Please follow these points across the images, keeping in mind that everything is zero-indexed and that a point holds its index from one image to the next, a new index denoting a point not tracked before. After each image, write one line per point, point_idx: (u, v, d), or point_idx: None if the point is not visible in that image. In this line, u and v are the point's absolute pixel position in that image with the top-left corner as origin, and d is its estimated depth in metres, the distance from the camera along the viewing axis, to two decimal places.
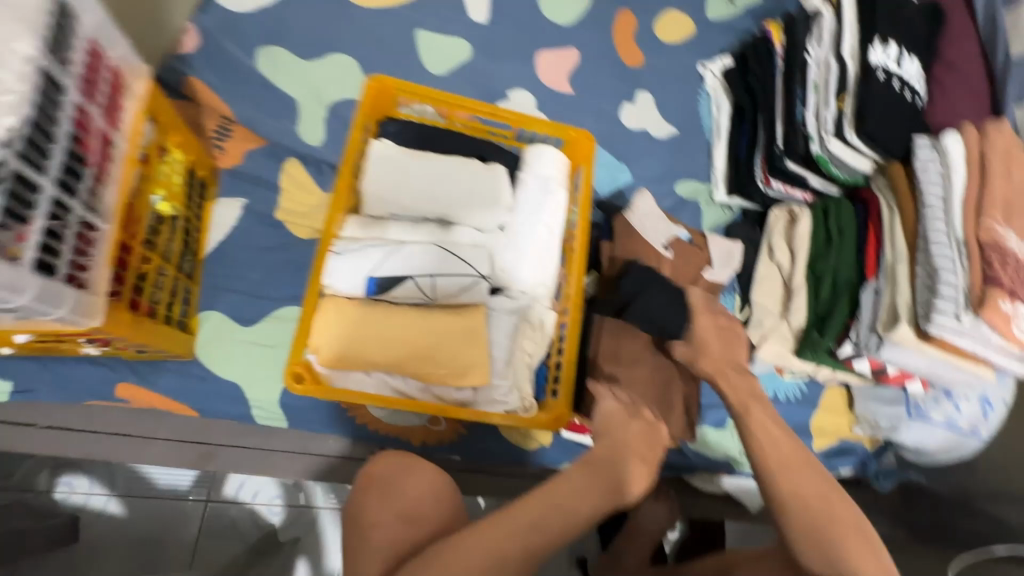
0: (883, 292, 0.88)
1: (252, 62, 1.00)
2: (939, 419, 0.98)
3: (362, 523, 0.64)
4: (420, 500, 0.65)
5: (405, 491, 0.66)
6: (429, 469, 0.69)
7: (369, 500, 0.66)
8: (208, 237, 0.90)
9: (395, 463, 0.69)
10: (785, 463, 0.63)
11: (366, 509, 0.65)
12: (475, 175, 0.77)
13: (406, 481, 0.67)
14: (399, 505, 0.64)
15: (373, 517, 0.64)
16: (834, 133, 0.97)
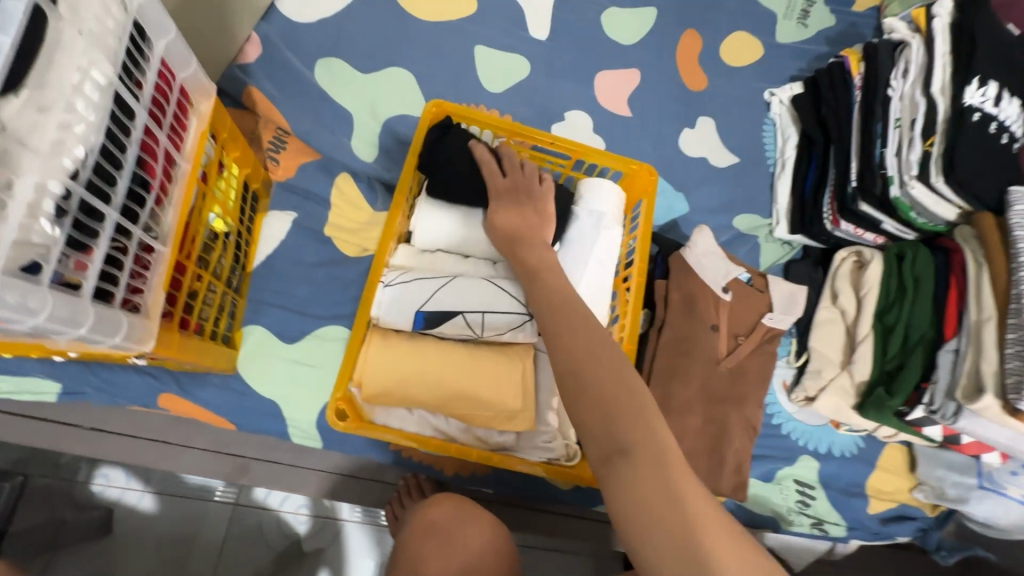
0: (964, 355, 0.81)
1: (311, 74, 0.99)
2: (1016, 493, 0.89)
3: (419, 571, 0.64)
4: (478, 556, 0.64)
5: (464, 542, 0.65)
6: (480, 516, 0.68)
7: (428, 548, 0.65)
8: (257, 250, 0.90)
9: (454, 513, 0.68)
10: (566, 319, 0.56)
11: (421, 556, 0.65)
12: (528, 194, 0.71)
13: (465, 532, 0.66)
14: (458, 560, 0.63)
15: (431, 568, 0.63)
16: (918, 177, 0.89)
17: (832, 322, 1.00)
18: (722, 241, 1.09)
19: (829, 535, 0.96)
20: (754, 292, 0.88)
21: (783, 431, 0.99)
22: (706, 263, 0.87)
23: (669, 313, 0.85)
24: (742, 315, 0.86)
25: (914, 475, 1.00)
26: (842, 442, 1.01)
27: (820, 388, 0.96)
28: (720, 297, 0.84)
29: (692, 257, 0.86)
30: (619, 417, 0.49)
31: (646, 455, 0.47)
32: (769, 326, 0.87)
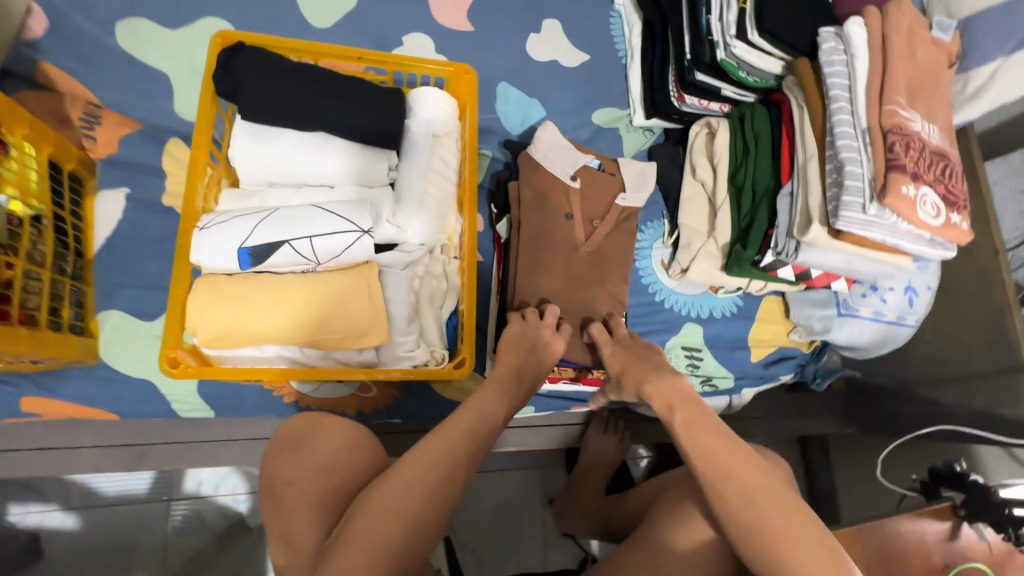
0: (796, 193, 0.86)
1: (112, 38, 0.92)
2: (866, 313, 0.99)
3: (281, 489, 0.60)
4: (335, 454, 0.62)
5: (318, 448, 0.63)
6: (339, 422, 0.66)
7: (278, 463, 0.62)
8: (94, 234, 0.85)
9: (300, 423, 0.66)
10: (725, 467, 0.54)
11: (278, 475, 0.61)
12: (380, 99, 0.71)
13: (317, 440, 0.64)
14: (308, 462, 0.61)
15: (290, 476, 0.61)
16: (736, 36, 0.91)
17: (695, 195, 1.05)
18: (583, 139, 1.11)
19: (720, 389, 1.04)
20: (606, 176, 0.91)
21: (666, 305, 1.05)
22: (554, 156, 0.89)
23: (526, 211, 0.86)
24: (595, 200, 0.89)
25: (790, 319, 1.08)
26: (721, 304, 1.07)
27: (691, 258, 1.01)
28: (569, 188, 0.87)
29: (540, 151, 0.88)
30: (754, 502, 0.51)
31: (777, 518, 0.50)
32: (624, 206, 0.90)
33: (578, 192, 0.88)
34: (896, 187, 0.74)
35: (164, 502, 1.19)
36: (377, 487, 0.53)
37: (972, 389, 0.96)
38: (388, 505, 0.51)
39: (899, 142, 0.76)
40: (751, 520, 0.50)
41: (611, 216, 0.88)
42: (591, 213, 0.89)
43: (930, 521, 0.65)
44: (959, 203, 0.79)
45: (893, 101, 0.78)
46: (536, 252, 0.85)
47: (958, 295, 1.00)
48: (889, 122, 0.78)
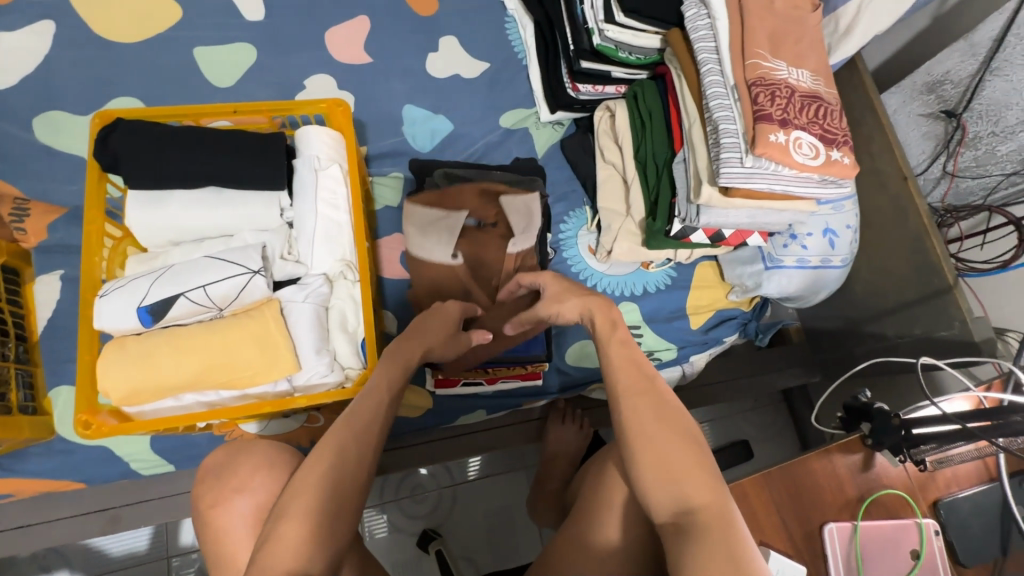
0: (688, 158, 0.88)
1: (30, 134, 0.98)
2: (792, 262, 0.99)
3: (210, 514, 0.64)
4: (252, 474, 0.65)
5: (239, 469, 0.66)
6: (258, 449, 0.69)
7: (202, 491, 0.66)
8: (37, 318, 0.91)
9: (224, 451, 0.69)
10: (654, 424, 0.56)
11: (206, 501, 0.65)
12: (265, 147, 0.76)
13: (239, 462, 0.67)
14: (229, 484, 0.65)
15: (216, 497, 0.65)
16: (606, 20, 0.93)
17: (609, 177, 1.07)
18: (494, 144, 1.14)
19: (665, 361, 1.05)
20: (489, 231, 0.95)
21: (599, 289, 1.06)
22: (430, 239, 0.93)
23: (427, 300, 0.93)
24: (483, 263, 0.95)
25: (726, 281, 1.09)
26: (656, 278, 1.08)
27: (612, 239, 1.03)
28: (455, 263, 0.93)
29: (422, 240, 0.92)
30: (673, 461, 0.54)
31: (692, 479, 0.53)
32: (518, 254, 0.93)
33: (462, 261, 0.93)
34: (764, 136, 0.75)
35: (164, 558, 1.24)
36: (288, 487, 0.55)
37: (910, 317, 0.97)
38: (298, 508, 0.53)
39: (764, 92, 0.78)
40: (670, 471, 0.53)
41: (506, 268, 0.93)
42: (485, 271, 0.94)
43: (841, 455, 0.65)
44: (838, 140, 0.81)
45: (753, 55, 0.80)
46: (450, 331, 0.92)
47: (880, 229, 1.00)
48: (752, 75, 0.80)
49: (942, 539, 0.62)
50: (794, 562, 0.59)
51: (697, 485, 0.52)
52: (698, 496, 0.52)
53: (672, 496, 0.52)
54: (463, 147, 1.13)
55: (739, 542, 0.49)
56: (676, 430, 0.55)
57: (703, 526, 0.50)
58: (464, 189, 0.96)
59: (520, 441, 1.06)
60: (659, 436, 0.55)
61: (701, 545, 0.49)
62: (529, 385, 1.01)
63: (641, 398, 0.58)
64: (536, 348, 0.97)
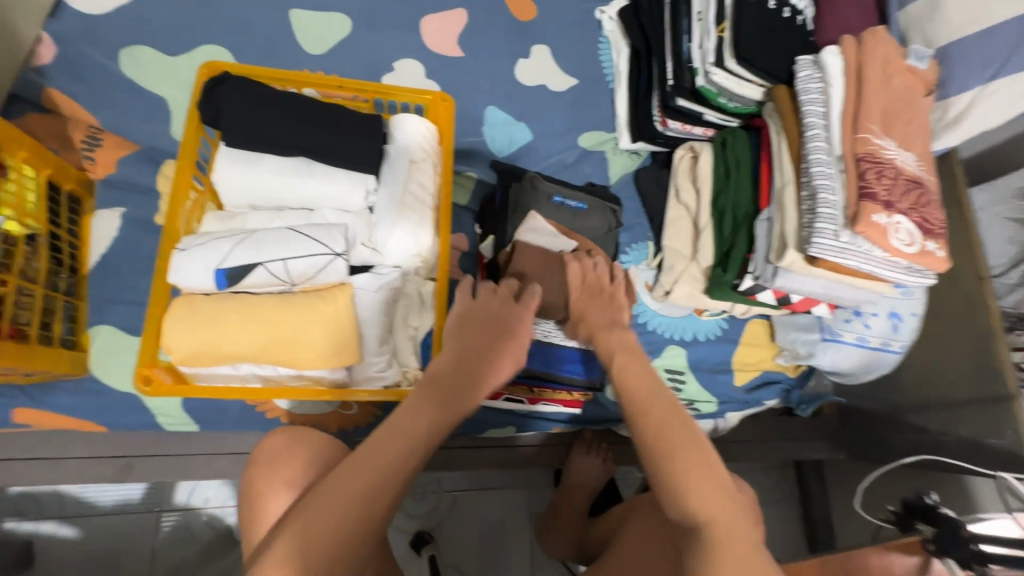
0: (774, 219, 0.86)
1: (115, 66, 0.97)
2: (850, 338, 0.98)
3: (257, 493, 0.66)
4: (308, 466, 0.65)
5: (295, 459, 0.66)
6: (310, 442, 0.68)
7: (254, 469, 0.67)
8: (90, 251, 0.89)
9: (285, 437, 0.69)
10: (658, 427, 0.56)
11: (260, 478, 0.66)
12: (363, 128, 0.74)
13: (294, 451, 0.67)
14: (285, 463, 0.66)
15: (268, 465, 0.67)
16: (715, 63, 0.93)
17: (679, 218, 1.06)
18: (570, 162, 1.12)
19: (703, 413, 1.03)
20: None
21: (650, 328, 1.05)
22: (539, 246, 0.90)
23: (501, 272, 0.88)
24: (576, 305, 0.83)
25: (775, 343, 1.07)
26: (706, 327, 1.07)
27: (673, 281, 1.01)
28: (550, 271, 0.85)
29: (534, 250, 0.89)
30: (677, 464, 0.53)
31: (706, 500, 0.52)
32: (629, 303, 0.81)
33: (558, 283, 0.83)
34: (868, 215, 0.74)
35: (155, 512, 1.21)
36: (324, 481, 0.53)
37: (956, 418, 0.96)
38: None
39: (872, 169, 0.77)
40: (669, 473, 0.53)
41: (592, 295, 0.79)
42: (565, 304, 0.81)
43: (898, 555, 0.64)
44: (935, 231, 0.79)
45: (866, 130, 0.79)
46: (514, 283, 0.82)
47: (944, 321, 0.99)
48: (861, 149, 0.78)
49: None
50: None
51: (702, 499, 0.52)
52: (703, 511, 0.52)
53: (679, 510, 0.53)
54: (538, 158, 1.11)
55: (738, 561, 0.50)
56: (676, 434, 0.55)
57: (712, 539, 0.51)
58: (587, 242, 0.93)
59: (544, 462, 1.06)
60: (662, 438, 0.55)
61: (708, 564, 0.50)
62: (569, 413, 1.00)
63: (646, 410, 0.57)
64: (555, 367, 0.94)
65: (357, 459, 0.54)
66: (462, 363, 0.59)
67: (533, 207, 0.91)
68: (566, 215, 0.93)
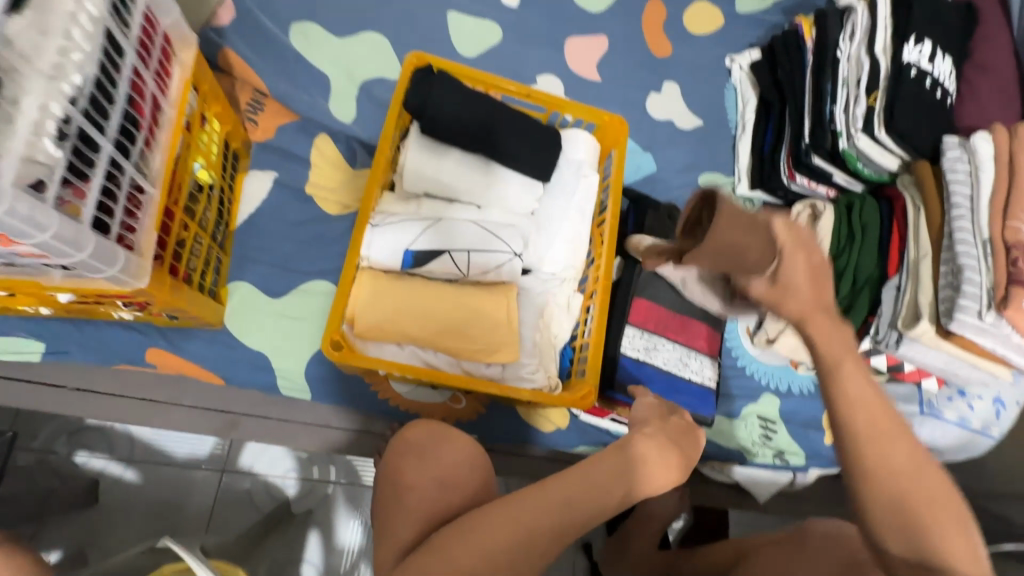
0: (905, 288, 0.89)
1: (286, 37, 1.00)
2: (951, 416, 0.98)
3: (393, 478, 0.66)
4: (456, 468, 0.65)
5: (442, 459, 0.66)
6: (457, 439, 0.69)
7: (398, 450, 0.68)
8: (239, 209, 0.91)
9: (428, 430, 0.69)
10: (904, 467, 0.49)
11: (402, 468, 0.66)
12: (547, 138, 0.78)
13: (441, 449, 0.67)
14: (431, 452, 0.67)
15: (409, 456, 0.67)
16: (863, 129, 0.96)
17: None
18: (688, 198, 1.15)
19: (789, 464, 1.04)
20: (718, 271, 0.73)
21: (747, 372, 1.07)
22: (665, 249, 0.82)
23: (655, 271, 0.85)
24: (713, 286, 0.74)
25: None
26: (801, 381, 1.08)
27: (780, 329, 1.03)
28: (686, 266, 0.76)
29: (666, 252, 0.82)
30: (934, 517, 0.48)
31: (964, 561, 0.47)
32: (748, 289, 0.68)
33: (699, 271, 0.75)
34: (1018, 301, 0.76)
35: (217, 472, 1.21)
36: (519, 491, 0.54)
37: None
38: None
39: (1022, 258, 0.79)
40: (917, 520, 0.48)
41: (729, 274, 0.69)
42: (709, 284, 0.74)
43: None
44: None
45: (1017, 219, 0.81)
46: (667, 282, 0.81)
47: None
48: (1010, 237, 0.80)
49: None
50: None
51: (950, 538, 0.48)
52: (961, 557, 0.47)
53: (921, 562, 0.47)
54: (658, 191, 1.14)
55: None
56: (931, 470, 0.49)
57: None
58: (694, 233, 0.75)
59: None
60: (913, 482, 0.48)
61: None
62: None
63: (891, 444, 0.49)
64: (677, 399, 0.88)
65: (548, 487, 0.54)
66: (665, 452, 0.59)
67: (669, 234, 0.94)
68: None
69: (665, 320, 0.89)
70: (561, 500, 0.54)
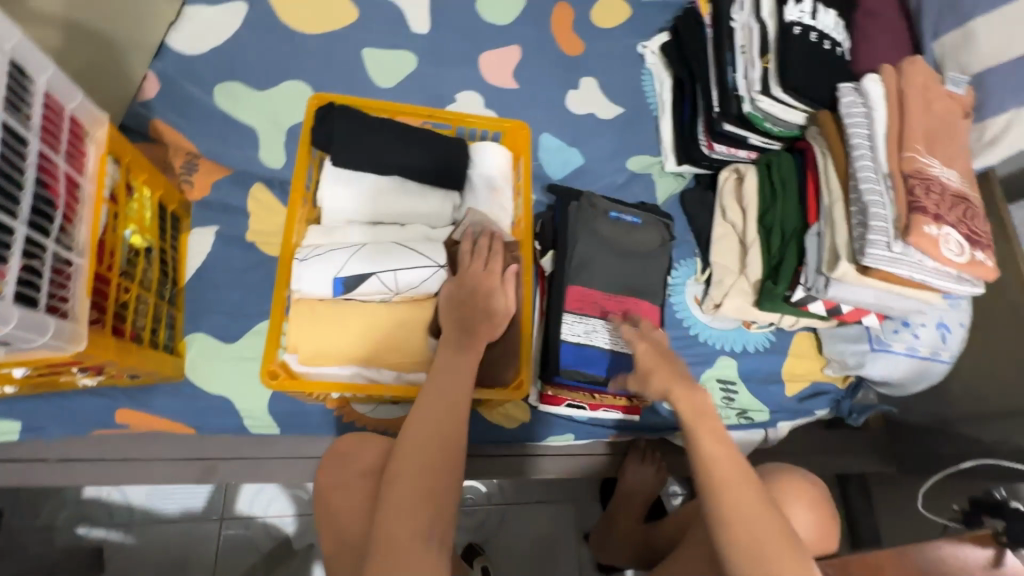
0: (824, 233, 0.92)
1: (211, 99, 1.07)
2: (900, 348, 1.01)
3: (332, 517, 0.73)
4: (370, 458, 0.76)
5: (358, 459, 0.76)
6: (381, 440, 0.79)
7: (327, 473, 0.76)
8: (186, 265, 0.96)
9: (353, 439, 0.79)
10: (724, 482, 0.61)
11: (335, 500, 0.73)
12: (452, 147, 0.81)
13: (358, 454, 0.77)
14: (350, 464, 0.76)
15: (336, 483, 0.75)
16: (761, 91, 1.00)
17: (725, 234, 1.12)
18: (619, 183, 1.20)
19: (755, 422, 1.06)
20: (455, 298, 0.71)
21: (700, 339, 1.10)
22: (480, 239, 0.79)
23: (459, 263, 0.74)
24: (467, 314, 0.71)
25: (822, 355, 1.11)
26: (755, 338, 1.11)
27: (724, 294, 1.06)
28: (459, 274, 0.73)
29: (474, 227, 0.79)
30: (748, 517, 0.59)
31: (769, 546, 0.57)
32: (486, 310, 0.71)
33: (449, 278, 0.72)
34: (919, 227, 0.79)
35: (217, 521, 1.25)
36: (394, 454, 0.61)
37: (1010, 427, 0.98)
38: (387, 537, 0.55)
39: (919, 185, 0.83)
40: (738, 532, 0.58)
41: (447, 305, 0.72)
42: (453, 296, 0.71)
43: (971, 547, 0.66)
44: (983, 242, 0.84)
45: (912, 150, 0.85)
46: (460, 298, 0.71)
47: (994, 330, 1.01)
48: (908, 167, 0.84)
49: None
50: None
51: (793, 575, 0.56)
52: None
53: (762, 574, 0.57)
54: (589, 181, 1.19)
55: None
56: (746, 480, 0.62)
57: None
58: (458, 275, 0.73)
59: (602, 471, 1.09)
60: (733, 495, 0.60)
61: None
62: (627, 421, 1.02)
63: (739, 498, 0.60)
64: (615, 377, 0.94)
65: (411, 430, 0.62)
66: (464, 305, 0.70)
67: (592, 220, 0.98)
68: (624, 228, 0.99)
69: (601, 302, 0.95)
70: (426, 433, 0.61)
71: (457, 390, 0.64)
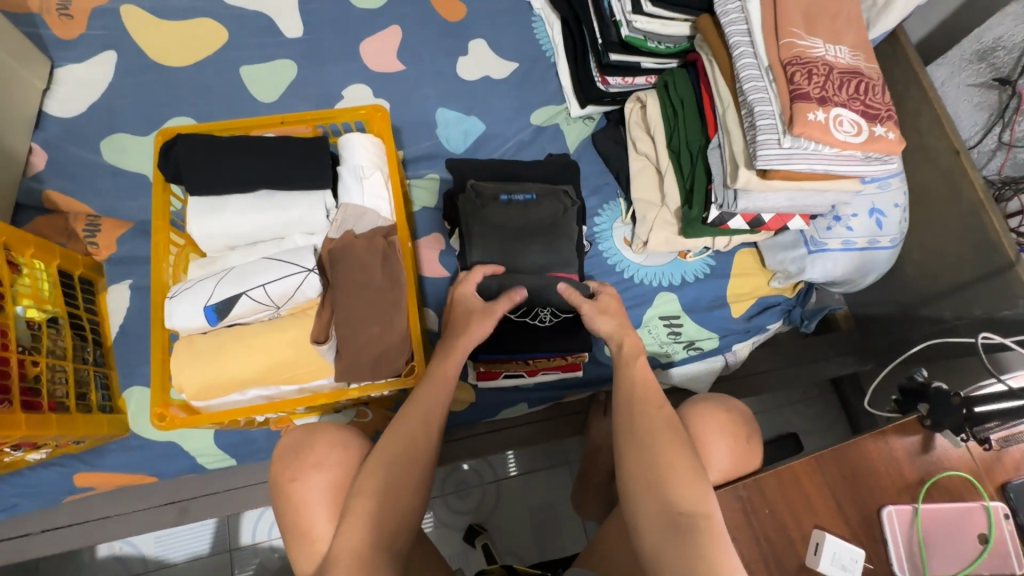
0: (723, 144, 0.88)
1: (99, 156, 1.07)
2: (836, 245, 0.97)
3: (299, 511, 0.70)
4: (329, 450, 0.73)
5: (315, 448, 0.73)
6: (328, 428, 0.76)
7: (280, 468, 0.73)
8: (110, 324, 0.98)
9: (298, 433, 0.76)
10: (644, 400, 0.68)
11: (300, 496, 0.70)
12: (317, 150, 0.81)
13: (313, 442, 0.74)
14: (308, 460, 0.72)
15: (296, 479, 0.71)
16: (634, 12, 0.94)
17: (642, 167, 1.06)
18: (526, 141, 1.15)
19: (706, 350, 1.04)
20: (336, 299, 0.74)
21: (637, 280, 1.05)
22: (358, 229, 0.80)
23: (333, 265, 0.74)
24: (351, 315, 0.73)
25: (766, 268, 1.07)
26: (693, 267, 1.07)
27: (648, 230, 1.02)
28: (344, 276, 0.74)
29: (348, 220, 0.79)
30: (660, 442, 0.63)
31: (684, 474, 0.60)
32: (379, 312, 0.74)
33: (333, 286, 0.74)
34: (803, 116, 0.74)
35: (226, 553, 1.30)
36: (385, 439, 0.70)
37: (964, 300, 0.92)
38: (361, 505, 0.64)
39: (800, 71, 0.77)
40: (649, 459, 0.62)
41: (340, 307, 0.73)
42: (341, 301, 0.73)
43: (897, 437, 0.64)
44: (881, 115, 0.79)
45: (788, 34, 0.79)
46: (340, 300, 0.73)
47: (934, 205, 0.96)
48: (787, 54, 0.78)
49: (1012, 522, 0.60)
50: (848, 544, 0.59)
51: (696, 496, 0.59)
52: (697, 504, 0.58)
53: (661, 503, 0.59)
54: (496, 146, 1.15)
55: (721, 554, 0.55)
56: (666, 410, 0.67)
57: (658, 554, 0.56)
58: (335, 280, 0.74)
59: (563, 433, 1.07)
60: (641, 428, 0.65)
61: (691, 552, 0.55)
62: (570, 377, 1.01)
63: (661, 426, 0.64)
64: (536, 340, 0.94)
65: (410, 414, 0.71)
66: (452, 333, 0.81)
67: (485, 210, 0.93)
68: (518, 209, 0.93)
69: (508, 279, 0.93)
70: (426, 413, 0.71)
71: (433, 409, 0.72)
